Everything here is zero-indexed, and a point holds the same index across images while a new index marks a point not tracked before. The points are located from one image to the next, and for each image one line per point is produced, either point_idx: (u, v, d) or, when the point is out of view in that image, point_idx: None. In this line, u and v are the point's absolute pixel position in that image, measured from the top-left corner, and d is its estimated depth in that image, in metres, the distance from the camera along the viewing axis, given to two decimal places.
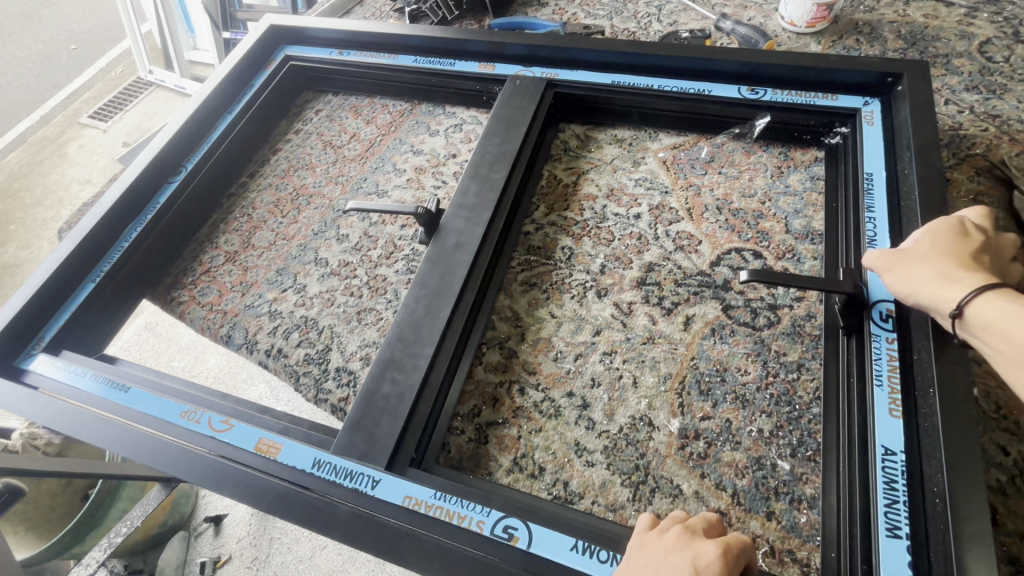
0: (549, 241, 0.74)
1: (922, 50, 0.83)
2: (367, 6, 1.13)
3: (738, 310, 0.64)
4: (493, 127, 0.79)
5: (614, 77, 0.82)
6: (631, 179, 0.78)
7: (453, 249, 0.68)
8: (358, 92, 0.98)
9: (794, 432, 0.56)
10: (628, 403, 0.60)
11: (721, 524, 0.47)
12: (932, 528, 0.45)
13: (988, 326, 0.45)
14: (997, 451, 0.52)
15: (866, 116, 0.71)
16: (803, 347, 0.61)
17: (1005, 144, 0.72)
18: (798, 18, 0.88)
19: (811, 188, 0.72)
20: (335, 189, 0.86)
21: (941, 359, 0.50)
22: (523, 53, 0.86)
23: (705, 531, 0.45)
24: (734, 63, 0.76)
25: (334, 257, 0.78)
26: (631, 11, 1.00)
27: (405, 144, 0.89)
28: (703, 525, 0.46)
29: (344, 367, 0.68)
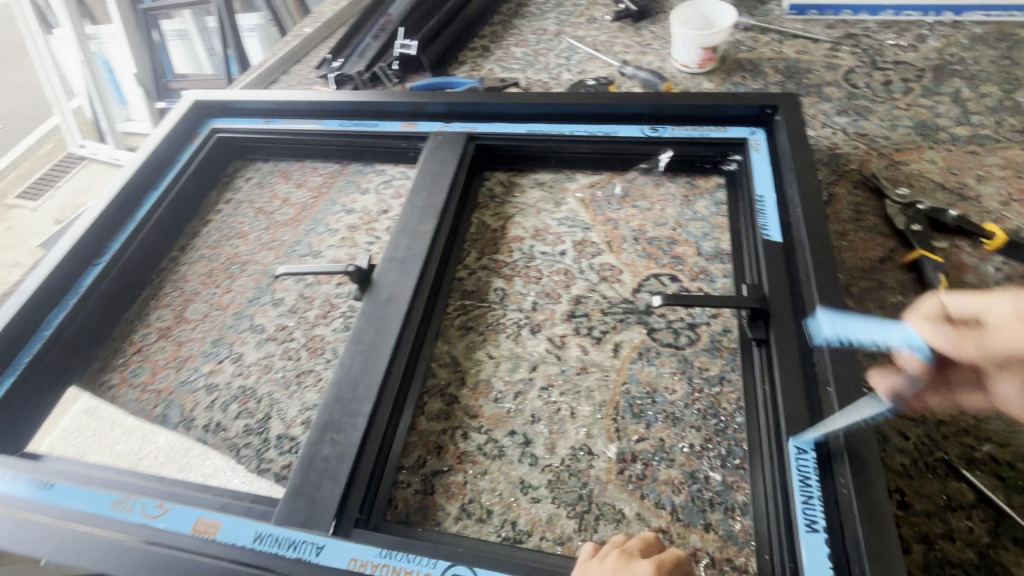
0: (482, 284, 0.77)
1: (798, 81, 0.94)
2: (293, 75, 1.18)
3: (661, 332, 0.68)
4: (419, 182, 0.83)
5: (528, 126, 0.88)
6: (555, 220, 0.83)
7: (386, 302, 0.70)
8: (289, 158, 1.01)
9: (722, 443, 0.59)
10: (568, 434, 0.62)
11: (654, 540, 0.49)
12: (843, 516, 0.49)
13: None
14: (899, 436, 0.57)
15: (753, 145, 0.78)
16: (722, 360, 0.65)
17: (875, 159, 0.81)
18: (689, 61, 0.97)
19: (716, 213, 0.79)
20: (269, 254, 0.87)
21: (836, 359, 0.55)
22: (443, 110, 0.91)
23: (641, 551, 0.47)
24: (634, 106, 0.84)
25: (271, 322, 0.78)
26: (542, 63, 1.08)
27: (337, 204, 0.91)
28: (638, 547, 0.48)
29: (286, 434, 0.67)
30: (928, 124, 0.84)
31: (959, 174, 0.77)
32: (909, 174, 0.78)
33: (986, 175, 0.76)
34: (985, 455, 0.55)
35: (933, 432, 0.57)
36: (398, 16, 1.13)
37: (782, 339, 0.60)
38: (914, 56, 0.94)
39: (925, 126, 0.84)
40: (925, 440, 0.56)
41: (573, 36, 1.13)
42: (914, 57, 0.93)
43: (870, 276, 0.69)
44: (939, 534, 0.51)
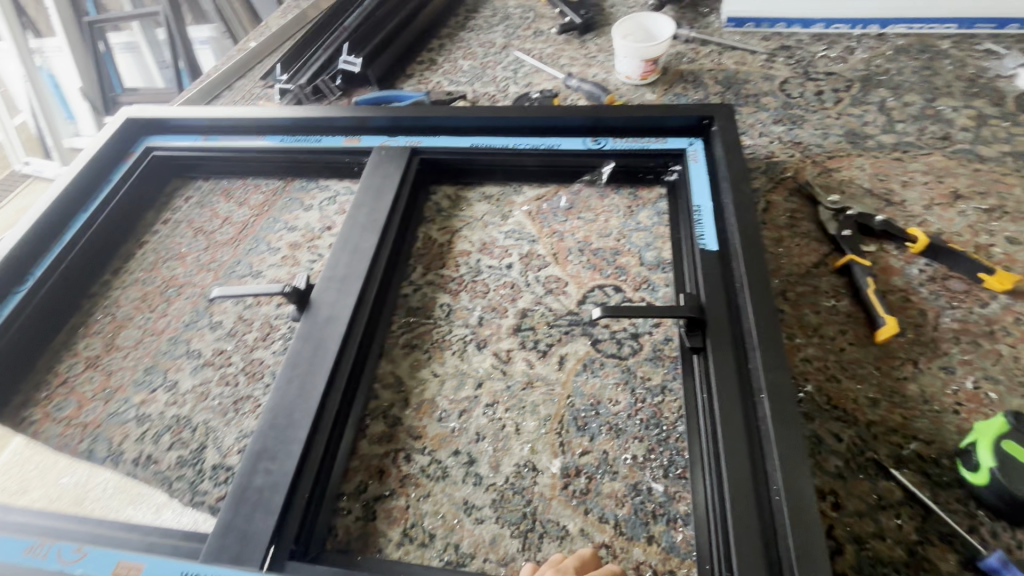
0: (427, 300, 0.76)
1: (736, 92, 0.97)
2: (237, 89, 1.15)
3: (605, 343, 0.69)
4: (362, 198, 0.81)
5: (473, 140, 0.88)
6: (501, 233, 0.83)
7: (325, 323, 0.68)
8: (230, 175, 0.98)
9: (664, 453, 0.59)
10: (512, 451, 0.61)
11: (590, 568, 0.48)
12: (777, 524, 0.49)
13: None
14: (832, 438, 0.58)
15: (691, 155, 0.80)
16: (664, 369, 0.65)
17: (809, 167, 0.84)
18: (632, 73, 0.99)
19: (658, 222, 0.80)
20: (207, 276, 0.84)
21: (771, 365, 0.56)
22: (387, 125, 0.90)
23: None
24: (576, 119, 0.84)
25: (208, 346, 0.75)
26: (490, 76, 1.08)
27: (279, 222, 0.89)
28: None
29: (221, 464, 0.64)
30: (857, 132, 0.87)
31: (885, 180, 0.80)
32: (840, 180, 0.81)
33: (911, 180, 0.79)
34: (912, 453, 0.57)
35: (864, 432, 0.58)
36: (352, 27, 1.12)
37: (720, 346, 0.61)
38: (843, 67, 0.98)
39: (854, 135, 0.87)
40: (857, 441, 0.58)
41: (520, 48, 1.14)
42: (843, 68, 0.97)
43: (805, 282, 0.71)
44: (870, 534, 0.52)
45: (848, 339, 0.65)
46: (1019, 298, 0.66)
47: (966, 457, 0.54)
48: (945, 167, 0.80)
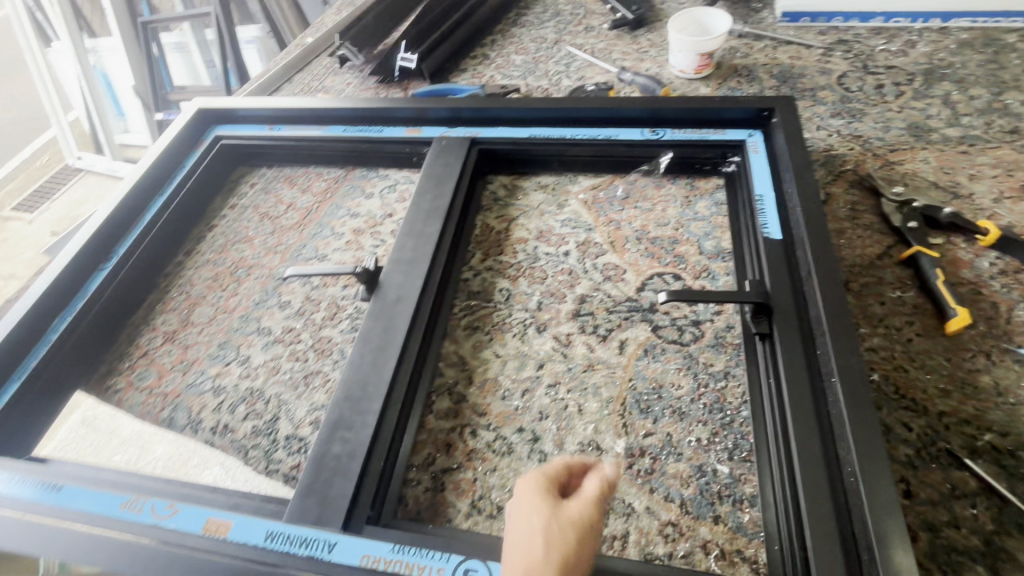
0: (487, 284, 0.78)
1: (792, 86, 0.96)
2: (296, 82, 1.20)
3: (666, 329, 0.70)
4: (424, 185, 0.84)
5: (531, 131, 0.90)
6: (558, 222, 0.84)
7: (394, 302, 0.71)
8: (293, 164, 1.02)
9: (729, 436, 0.60)
10: (576, 430, 0.63)
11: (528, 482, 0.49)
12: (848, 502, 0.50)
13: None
14: (902, 427, 0.58)
15: (751, 146, 0.80)
16: (727, 356, 0.66)
17: (870, 159, 0.83)
18: (686, 67, 1.00)
19: (716, 212, 0.80)
20: (274, 258, 0.87)
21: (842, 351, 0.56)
22: (446, 116, 0.93)
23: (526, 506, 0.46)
24: (635, 110, 0.86)
25: (277, 324, 0.79)
26: (542, 70, 1.10)
27: (341, 209, 0.92)
28: (525, 501, 0.46)
29: (294, 434, 0.67)
30: (920, 126, 0.86)
31: (951, 173, 0.79)
32: (904, 173, 0.80)
33: (978, 173, 0.78)
34: (987, 444, 0.56)
35: (935, 422, 0.58)
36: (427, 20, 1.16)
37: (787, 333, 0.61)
38: (904, 61, 0.96)
39: (917, 128, 0.86)
40: (928, 431, 0.57)
41: (571, 43, 1.15)
42: (904, 62, 0.96)
43: (870, 273, 0.70)
44: (944, 522, 0.52)
45: (916, 330, 0.65)
46: None
47: None
48: (1015, 161, 0.79)
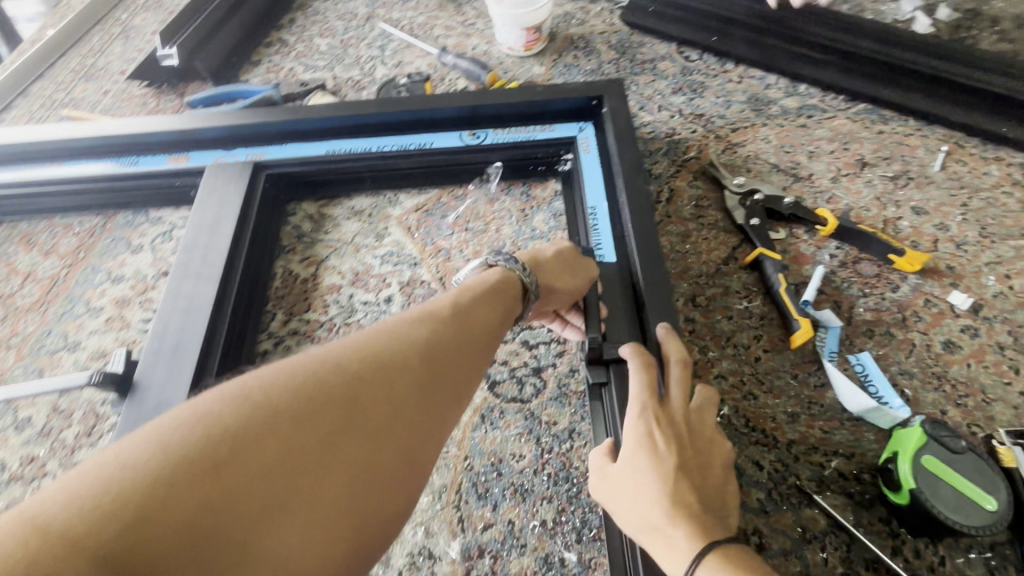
0: (292, 355, 0.63)
1: (632, 58, 0.86)
2: (32, 97, 0.92)
3: (504, 385, 0.60)
4: (192, 237, 0.65)
5: (330, 146, 0.74)
6: (377, 258, 0.70)
7: (153, 413, 0.55)
8: (30, 215, 0.77)
9: (576, 512, 0.52)
10: (404, 538, 0.52)
11: (571, 249, 0.58)
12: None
13: None
14: (753, 468, 0.53)
15: (582, 143, 0.70)
16: (571, 409, 0.58)
17: (712, 143, 0.76)
18: (515, 43, 0.86)
19: (555, 226, 0.70)
20: (6, 357, 0.66)
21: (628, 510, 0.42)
22: (221, 135, 0.74)
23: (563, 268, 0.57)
24: (447, 110, 0.72)
25: (14, 454, 0.59)
26: (352, 57, 0.92)
27: (99, 272, 0.72)
28: (579, 263, 0.58)
29: None
30: (760, 98, 0.80)
31: (791, 152, 0.74)
32: (745, 157, 0.74)
33: (816, 150, 0.74)
34: (834, 472, 0.52)
35: (785, 455, 0.53)
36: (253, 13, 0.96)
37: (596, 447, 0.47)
38: None
39: (757, 101, 0.79)
40: (779, 466, 0.53)
41: (386, 19, 0.97)
42: None
43: (715, 282, 0.64)
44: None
45: (763, 346, 0.60)
46: (928, 276, 0.62)
47: (886, 475, 0.50)
48: (850, 131, 0.75)
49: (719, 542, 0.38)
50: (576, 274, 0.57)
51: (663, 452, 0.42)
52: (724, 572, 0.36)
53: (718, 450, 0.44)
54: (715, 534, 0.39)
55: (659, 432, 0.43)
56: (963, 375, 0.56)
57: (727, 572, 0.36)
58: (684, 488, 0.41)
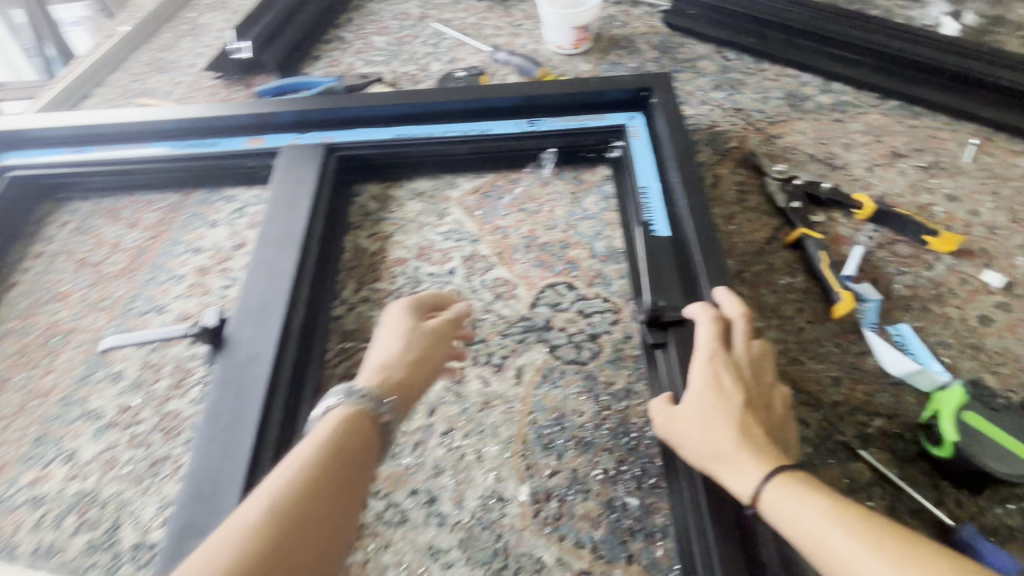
0: (364, 320, 0.68)
1: (673, 57, 0.92)
2: (109, 86, 0.99)
3: (563, 348, 0.64)
4: (272, 210, 0.70)
5: (396, 131, 0.79)
6: (439, 235, 0.75)
7: (246, 364, 0.59)
8: (114, 191, 0.83)
9: (636, 462, 0.56)
10: (476, 483, 0.56)
11: (407, 320, 0.57)
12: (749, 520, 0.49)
13: (782, 519, 0.41)
14: (801, 425, 0.57)
15: (633, 131, 0.75)
16: (628, 371, 0.62)
17: (752, 135, 0.81)
18: (563, 42, 0.92)
19: (606, 208, 0.75)
20: (98, 318, 0.71)
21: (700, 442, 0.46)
22: (294, 120, 0.80)
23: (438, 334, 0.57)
24: (506, 99, 0.77)
25: (110, 403, 0.64)
26: (408, 53, 0.98)
27: (180, 244, 0.77)
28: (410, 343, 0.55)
29: (141, 543, 0.55)
30: (796, 94, 0.85)
31: (827, 144, 0.79)
32: (784, 147, 0.79)
33: (851, 142, 0.78)
34: (877, 430, 0.56)
35: (830, 414, 0.57)
36: (313, 11, 1.02)
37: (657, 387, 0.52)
38: None
39: (793, 97, 0.84)
40: (825, 424, 0.57)
41: (439, 19, 1.03)
42: None
43: (760, 260, 0.69)
44: None
45: (806, 318, 0.64)
46: (961, 257, 0.66)
47: (929, 431, 0.54)
48: (883, 126, 0.80)
49: (784, 466, 0.43)
50: (438, 341, 0.56)
51: (729, 391, 0.47)
52: (790, 492, 0.41)
53: (778, 394, 0.49)
54: (780, 460, 0.44)
55: (726, 375, 0.48)
56: (997, 346, 0.60)
57: (795, 492, 0.41)
58: (750, 422, 0.46)
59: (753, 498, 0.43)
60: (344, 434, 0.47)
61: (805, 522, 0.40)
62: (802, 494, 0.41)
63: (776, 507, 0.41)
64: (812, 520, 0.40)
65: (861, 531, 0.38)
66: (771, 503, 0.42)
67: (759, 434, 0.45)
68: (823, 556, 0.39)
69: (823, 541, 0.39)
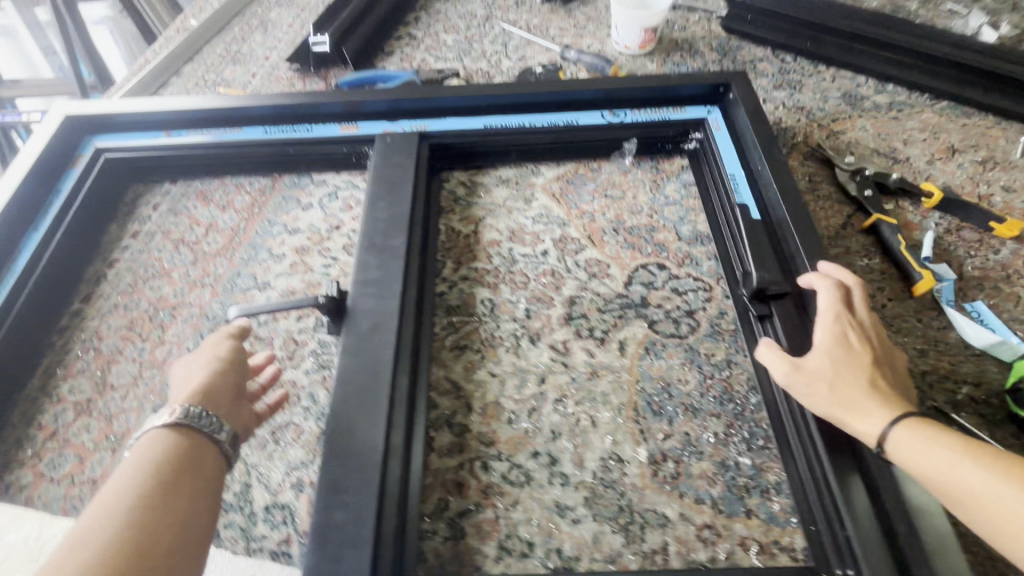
0: (466, 296, 0.71)
1: (733, 59, 0.97)
2: (186, 76, 1.01)
3: (662, 323, 0.68)
4: (376, 192, 0.74)
5: (485, 121, 0.83)
6: (528, 218, 0.79)
7: (371, 332, 0.62)
8: (204, 175, 0.86)
9: (744, 426, 0.60)
10: (593, 445, 0.59)
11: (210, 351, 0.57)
12: (876, 464, 0.51)
13: (909, 457, 0.46)
14: None
15: (713, 123, 0.80)
16: (726, 344, 0.66)
17: (816, 130, 0.86)
18: (632, 42, 0.96)
19: (686, 195, 0.79)
20: (203, 293, 0.73)
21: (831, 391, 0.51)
22: (384, 108, 0.83)
23: (219, 363, 0.56)
24: (591, 92, 0.82)
25: None
26: (478, 51, 1.02)
27: (276, 225, 0.80)
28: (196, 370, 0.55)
29: (274, 503, 0.57)
30: (853, 94, 0.90)
31: (888, 140, 0.84)
32: (848, 142, 0.84)
33: (910, 138, 0.84)
34: (966, 396, 0.60)
35: (920, 383, 0.62)
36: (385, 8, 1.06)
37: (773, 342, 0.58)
38: None
39: (851, 97, 0.90)
40: (917, 391, 0.61)
41: (504, 20, 1.08)
42: None
43: (838, 243, 0.73)
44: None
45: (888, 296, 0.68)
46: None
47: (1015, 395, 0.58)
48: (938, 124, 0.85)
49: (912, 411, 0.48)
50: (220, 371, 0.55)
51: (857, 347, 0.53)
52: (919, 432, 0.46)
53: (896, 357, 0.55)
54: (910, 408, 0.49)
55: (852, 332, 0.54)
56: None
57: (922, 433, 0.46)
58: (877, 376, 0.51)
59: (878, 436, 0.48)
60: (174, 451, 0.47)
61: (935, 458, 0.45)
62: (929, 434, 0.46)
63: (904, 446, 0.46)
64: (944, 455, 0.44)
65: (990, 460, 0.42)
66: (896, 445, 0.46)
67: (886, 386, 0.50)
68: (953, 484, 0.43)
69: (954, 472, 0.43)
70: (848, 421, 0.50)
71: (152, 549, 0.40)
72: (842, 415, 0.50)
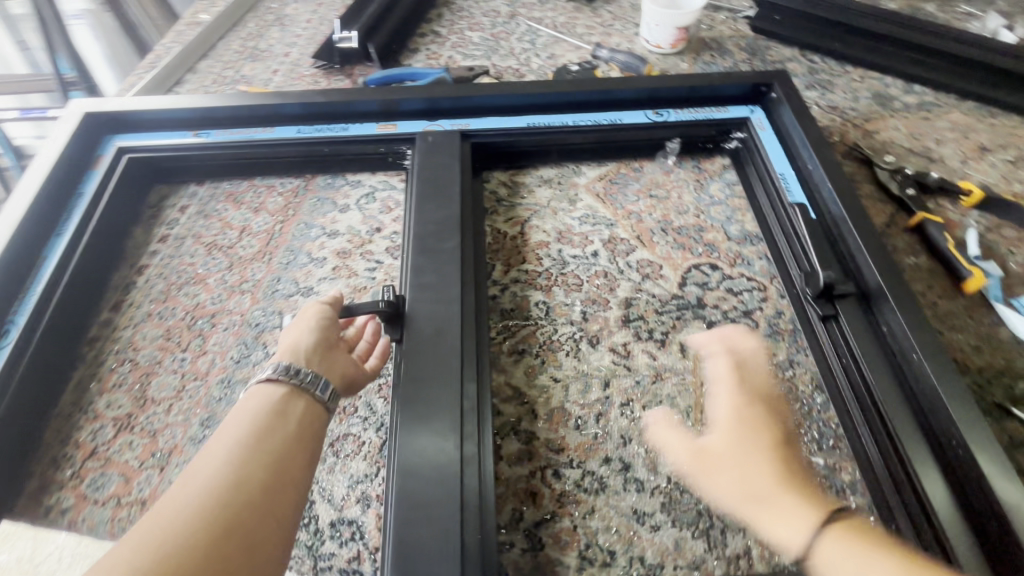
0: (520, 300, 0.70)
1: (763, 59, 0.98)
2: (202, 73, 0.97)
3: (721, 324, 0.67)
4: (422, 192, 0.71)
5: (527, 120, 0.81)
6: (575, 219, 0.77)
7: (434, 338, 0.59)
8: (232, 176, 0.82)
9: (813, 426, 0.60)
10: None
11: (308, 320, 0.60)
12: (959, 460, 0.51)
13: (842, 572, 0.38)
14: None
15: (757, 123, 0.80)
16: (786, 344, 0.66)
17: (851, 130, 0.87)
18: (663, 41, 0.96)
19: (731, 194, 0.79)
20: (243, 300, 0.70)
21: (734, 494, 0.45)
22: (421, 107, 0.81)
23: (320, 337, 0.57)
24: (634, 91, 0.81)
25: None
26: (506, 49, 1.00)
27: (313, 228, 0.77)
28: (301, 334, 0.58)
29: (340, 519, 0.55)
30: (883, 95, 0.92)
31: (921, 139, 0.85)
32: (883, 142, 0.85)
33: (942, 138, 0.85)
34: None
35: (979, 379, 0.63)
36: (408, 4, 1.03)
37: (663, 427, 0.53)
38: None
39: (881, 97, 0.91)
40: (978, 386, 0.62)
41: (529, 18, 1.06)
42: None
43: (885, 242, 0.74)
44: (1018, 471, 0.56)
45: (938, 293, 0.69)
46: None
47: None
48: (967, 124, 0.87)
49: (837, 512, 0.41)
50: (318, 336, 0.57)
51: (753, 425, 0.48)
52: (846, 544, 0.39)
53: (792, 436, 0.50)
54: (825, 505, 0.42)
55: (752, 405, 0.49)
56: None
57: (853, 543, 0.39)
58: (788, 462, 0.46)
59: (804, 546, 0.41)
60: (279, 403, 0.49)
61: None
62: (864, 548, 0.38)
63: (835, 562, 0.39)
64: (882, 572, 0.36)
65: None
66: (824, 557, 0.39)
67: (800, 473, 0.45)
68: None
69: None
70: (763, 523, 0.43)
71: (264, 492, 0.42)
72: (754, 514, 0.44)
